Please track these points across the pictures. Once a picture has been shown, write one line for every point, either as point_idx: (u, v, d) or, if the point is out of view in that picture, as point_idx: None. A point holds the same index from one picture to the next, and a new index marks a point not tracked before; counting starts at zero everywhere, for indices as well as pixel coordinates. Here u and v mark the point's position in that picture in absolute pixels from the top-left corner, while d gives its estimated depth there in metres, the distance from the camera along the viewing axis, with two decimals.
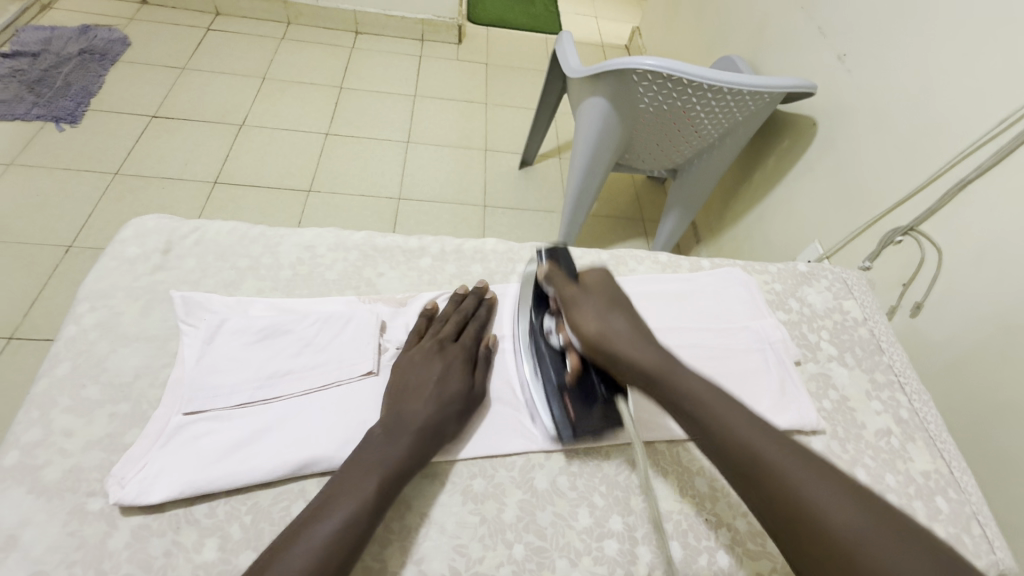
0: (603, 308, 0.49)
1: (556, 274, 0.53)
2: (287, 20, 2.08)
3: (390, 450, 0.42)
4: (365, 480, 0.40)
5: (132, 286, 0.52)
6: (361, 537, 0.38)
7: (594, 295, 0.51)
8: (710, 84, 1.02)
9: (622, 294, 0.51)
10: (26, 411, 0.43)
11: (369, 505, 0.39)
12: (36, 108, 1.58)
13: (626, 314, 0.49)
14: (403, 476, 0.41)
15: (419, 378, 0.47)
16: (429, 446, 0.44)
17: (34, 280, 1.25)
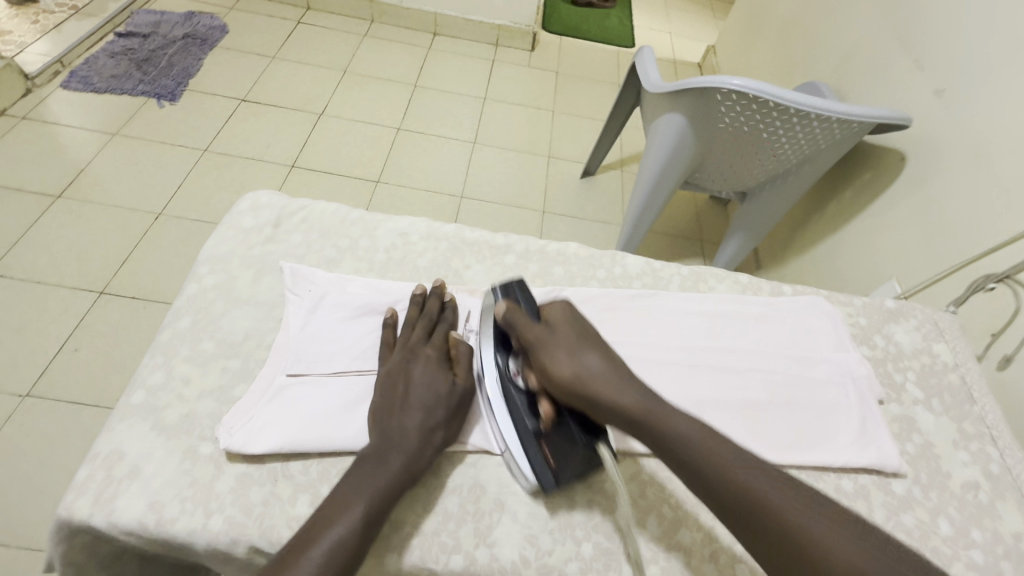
0: (567, 346, 0.45)
1: (519, 315, 0.47)
2: (371, 18, 2.17)
3: (378, 468, 0.41)
4: (353, 504, 0.39)
5: (245, 254, 0.56)
6: (350, 560, 0.37)
7: (562, 338, 0.46)
8: (795, 108, 1.00)
9: (590, 331, 0.48)
10: (152, 356, 0.48)
11: (357, 532, 0.38)
12: (141, 85, 1.72)
13: (598, 353, 0.45)
14: (393, 489, 0.41)
15: (402, 382, 0.46)
16: (422, 452, 0.43)
17: (126, 242, 1.36)
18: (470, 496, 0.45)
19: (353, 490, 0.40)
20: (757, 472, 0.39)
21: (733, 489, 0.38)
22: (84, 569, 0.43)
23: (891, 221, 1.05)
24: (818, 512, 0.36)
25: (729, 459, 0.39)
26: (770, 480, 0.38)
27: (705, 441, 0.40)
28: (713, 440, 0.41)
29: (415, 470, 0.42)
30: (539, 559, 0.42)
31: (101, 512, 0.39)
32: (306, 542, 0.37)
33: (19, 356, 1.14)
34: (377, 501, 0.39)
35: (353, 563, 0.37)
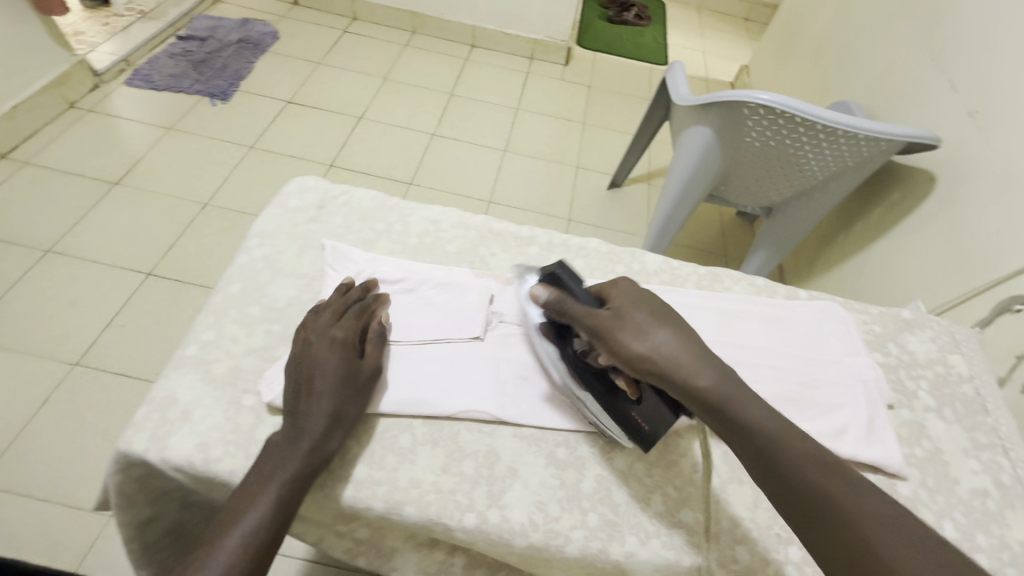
0: (622, 318, 0.46)
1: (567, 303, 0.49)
2: (412, 28, 2.27)
3: (289, 451, 0.43)
4: (265, 495, 0.40)
5: (291, 231, 0.61)
6: (272, 535, 0.40)
7: (616, 322, 0.46)
8: (823, 124, 1.01)
9: (661, 306, 0.48)
10: (205, 315, 0.53)
11: (278, 508, 0.40)
12: (197, 84, 1.84)
13: (670, 333, 0.45)
14: (304, 468, 0.42)
15: (309, 364, 0.47)
16: (331, 433, 0.45)
17: (174, 229, 1.45)
18: (484, 461, 0.48)
19: (264, 478, 0.41)
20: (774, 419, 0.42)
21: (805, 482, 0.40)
22: (134, 503, 0.48)
23: (920, 241, 1.05)
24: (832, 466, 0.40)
25: (752, 408, 0.42)
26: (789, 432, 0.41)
27: (726, 387, 0.43)
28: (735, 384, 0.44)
29: (325, 450, 0.44)
30: (546, 523, 0.45)
31: (156, 448, 0.44)
32: (224, 529, 0.39)
33: (71, 327, 1.22)
34: (289, 486, 0.41)
35: (274, 543, 0.40)
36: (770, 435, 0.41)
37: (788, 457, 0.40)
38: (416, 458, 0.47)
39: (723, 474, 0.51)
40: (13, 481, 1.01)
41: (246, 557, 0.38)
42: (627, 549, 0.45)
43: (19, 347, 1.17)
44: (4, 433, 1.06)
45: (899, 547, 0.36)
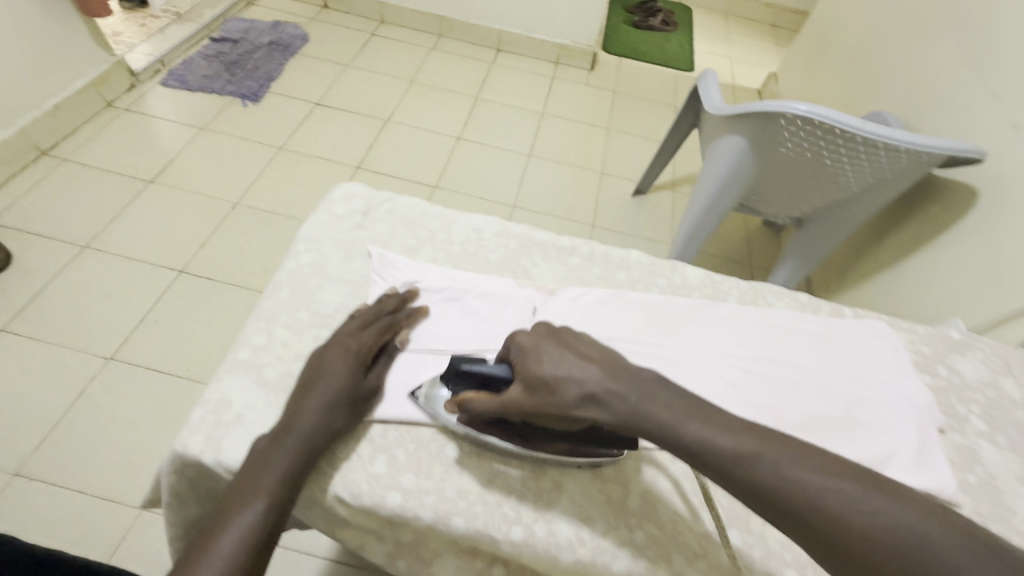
0: (538, 385, 0.43)
1: (478, 403, 0.45)
2: (439, 32, 2.28)
3: (279, 453, 0.43)
4: (256, 499, 0.41)
5: (337, 237, 0.62)
6: (263, 532, 0.40)
7: (538, 397, 0.42)
8: (862, 136, 1.00)
9: (557, 340, 0.45)
10: (256, 320, 0.54)
11: (269, 508, 0.41)
12: (229, 85, 1.87)
13: (585, 363, 0.43)
14: (295, 471, 0.43)
15: (319, 367, 0.48)
16: (318, 433, 0.45)
17: (206, 227, 1.48)
18: (530, 473, 0.48)
19: (255, 481, 0.41)
20: (717, 427, 0.39)
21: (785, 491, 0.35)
22: (185, 502, 0.49)
23: (959, 256, 1.02)
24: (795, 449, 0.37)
25: (690, 423, 0.39)
26: (739, 434, 0.38)
27: (657, 407, 0.40)
28: (666, 403, 0.40)
29: (314, 448, 0.44)
30: (592, 539, 0.45)
31: (211, 450, 0.45)
32: (217, 528, 0.40)
33: (106, 322, 1.25)
34: (282, 488, 0.42)
35: (266, 544, 0.41)
36: (722, 446, 0.37)
37: (754, 462, 0.36)
38: (462, 468, 0.48)
39: None
40: (51, 472, 1.04)
41: (239, 559, 0.39)
42: (675, 568, 0.45)
43: (57, 340, 1.20)
44: (41, 424, 1.09)
45: (890, 508, 0.34)
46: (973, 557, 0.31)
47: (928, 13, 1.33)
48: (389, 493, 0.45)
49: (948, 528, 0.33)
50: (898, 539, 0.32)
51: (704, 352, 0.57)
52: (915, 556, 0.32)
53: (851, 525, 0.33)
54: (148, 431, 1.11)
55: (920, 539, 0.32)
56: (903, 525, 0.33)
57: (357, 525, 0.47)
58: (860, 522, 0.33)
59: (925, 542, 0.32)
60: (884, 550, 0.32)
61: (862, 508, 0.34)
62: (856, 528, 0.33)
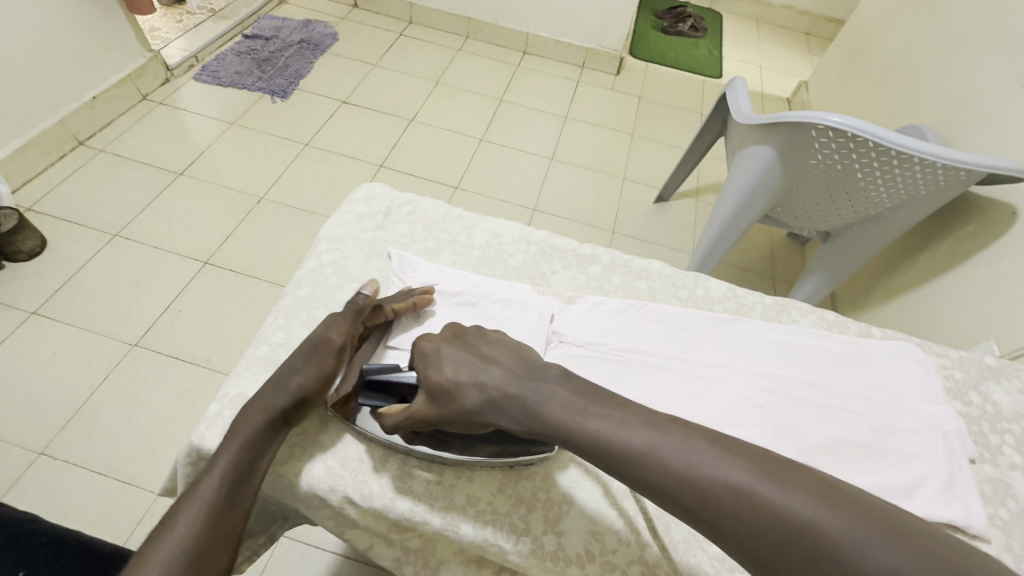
0: (439, 391, 0.44)
1: (390, 417, 0.45)
2: (466, 34, 2.29)
3: (239, 423, 0.43)
4: (216, 460, 0.41)
5: (358, 237, 0.63)
6: (230, 485, 0.40)
7: (443, 404, 0.43)
8: (898, 150, 0.96)
9: (462, 347, 0.46)
10: (276, 316, 0.55)
11: (236, 464, 0.41)
12: (260, 82, 1.91)
13: (483, 365, 0.44)
14: (257, 435, 0.43)
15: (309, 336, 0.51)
16: (279, 393, 0.45)
17: (232, 220, 1.50)
18: (541, 484, 0.48)
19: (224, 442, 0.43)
20: (618, 424, 0.39)
21: (687, 482, 0.35)
22: None
23: (997, 278, 0.98)
24: (692, 440, 0.37)
25: (589, 422, 0.40)
26: (636, 429, 0.38)
27: (555, 409, 0.41)
28: (564, 405, 0.41)
29: (274, 408, 0.44)
30: (602, 555, 0.45)
31: None
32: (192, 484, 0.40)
33: (132, 309, 1.28)
34: (244, 448, 0.42)
35: (233, 504, 0.40)
36: (620, 444, 0.38)
37: (649, 456, 0.37)
38: (473, 475, 0.47)
39: None
40: (74, 453, 1.07)
41: (201, 512, 0.39)
42: None
43: (85, 325, 1.24)
44: (67, 406, 1.12)
45: (787, 498, 0.33)
46: (859, 540, 0.31)
47: (971, 25, 1.28)
48: (399, 497, 0.45)
49: (836, 511, 0.32)
50: (785, 525, 0.33)
51: (724, 370, 0.56)
52: (797, 540, 0.32)
53: (738, 512, 0.34)
54: (168, 418, 1.14)
55: (805, 523, 0.32)
56: (788, 509, 0.33)
57: (366, 527, 0.47)
58: (746, 507, 0.34)
59: (809, 526, 0.32)
60: (778, 532, 0.33)
61: (750, 493, 0.34)
62: (744, 514, 0.33)
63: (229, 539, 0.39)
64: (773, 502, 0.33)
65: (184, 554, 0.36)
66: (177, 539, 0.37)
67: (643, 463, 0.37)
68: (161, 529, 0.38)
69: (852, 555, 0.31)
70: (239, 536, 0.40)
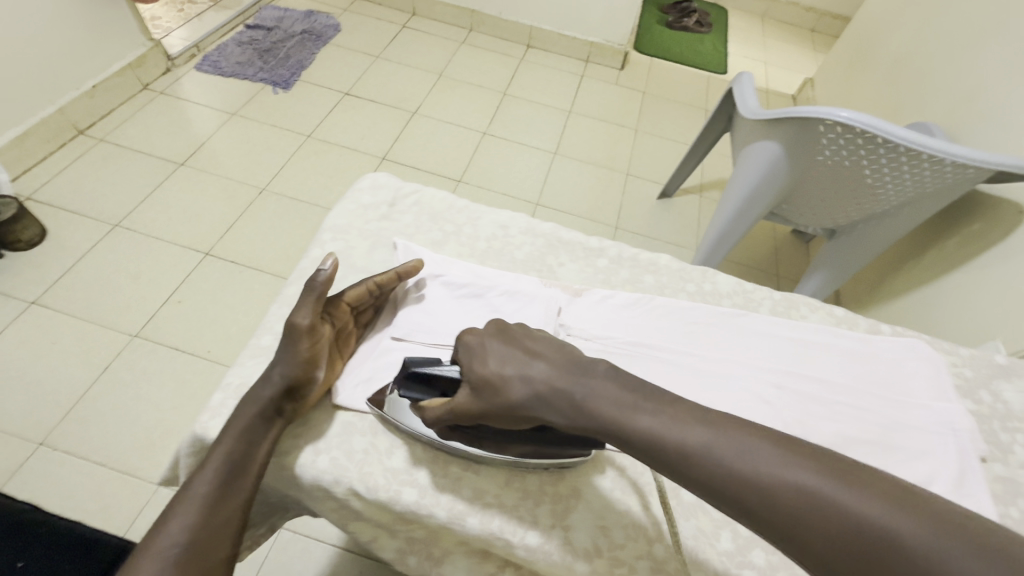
0: (482, 385, 0.43)
1: (431, 409, 0.45)
2: (469, 26, 2.27)
3: (233, 415, 0.43)
4: (211, 455, 0.41)
5: (363, 227, 0.62)
6: (226, 479, 0.40)
7: (484, 397, 0.43)
8: (908, 147, 0.95)
9: (507, 340, 0.46)
10: (280, 306, 0.54)
11: (231, 458, 0.41)
12: (261, 72, 1.89)
13: (530, 360, 0.44)
14: (249, 427, 0.43)
15: None
16: (266, 384, 0.45)
17: (232, 212, 1.49)
18: (549, 478, 0.47)
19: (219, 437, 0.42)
20: (668, 420, 0.38)
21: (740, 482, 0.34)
22: None
23: (1005, 276, 0.97)
24: (746, 437, 0.36)
25: (640, 417, 0.39)
26: (688, 425, 0.37)
27: (603, 404, 0.40)
28: (613, 401, 0.40)
29: (263, 400, 0.44)
30: (610, 550, 0.44)
31: None
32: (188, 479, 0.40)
33: (132, 300, 1.27)
34: (238, 441, 0.42)
35: (230, 497, 0.40)
36: (672, 440, 0.37)
37: (706, 454, 0.35)
38: (480, 468, 0.47)
39: None
40: (74, 444, 1.06)
41: (197, 508, 0.38)
42: None
43: (86, 315, 1.23)
44: (67, 396, 1.11)
45: (856, 500, 0.32)
46: (936, 546, 0.29)
47: (980, 22, 1.27)
48: (405, 489, 0.45)
49: (911, 518, 0.31)
50: (852, 528, 0.31)
51: (731, 365, 0.55)
52: (867, 544, 0.31)
53: (802, 517, 0.32)
54: (168, 409, 1.13)
55: (874, 529, 0.31)
56: (856, 511, 0.31)
57: (371, 519, 0.47)
58: (808, 508, 0.32)
59: (879, 529, 0.31)
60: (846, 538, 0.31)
61: (813, 494, 0.33)
62: (804, 515, 0.32)
63: (228, 530, 0.39)
64: (837, 503, 0.32)
65: (183, 546, 0.37)
66: (176, 535, 0.37)
67: (697, 461, 0.36)
68: (159, 526, 0.38)
69: (922, 559, 0.29)
70: (241, 525, 0.40)
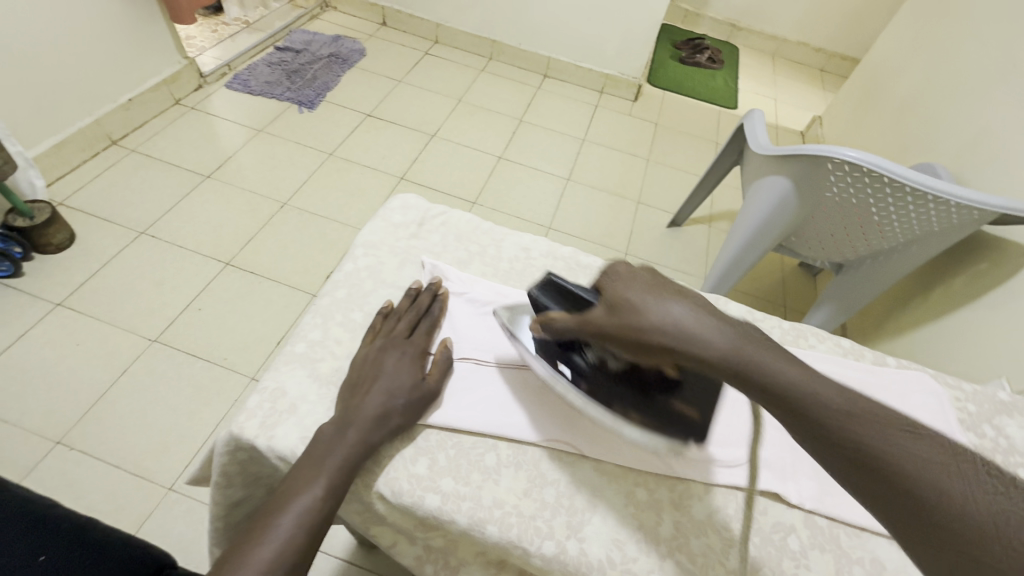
0: (619, 305, 0.43)
1: (560, 320, 0.47)
2: (489, 55, 2.36)
3: (334, 444, 0.44)
4: (311, 485, 0.42)
5: (394, 244, 0.65)
6: (323, 516, 0.42)
7: (617, 317, 0.43)
8: (913, 187, 0.98)
9: (660, 282, 0.44)
10: (314, 316, 0.57)
11: (332, 495, 0.42)
12: (288, 92, 1.97)
13: (681, 303, 0.42)
14: (350, 465, 0.44)
15: (375, 368, 0.50)
16: (376, 429, 0.46)
17: (254, 224, 1.54)
18: (566, 491, 0.49)
19: (314, 467, 0.43)
20: (845, 401, 0.36)
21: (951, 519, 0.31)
22: (231, 483, 0.51)
23: (1010, 316, 0.99)
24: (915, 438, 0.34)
25: (852, 415, 0.35)
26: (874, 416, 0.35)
27: (777, 365, 0.38)
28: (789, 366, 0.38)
29: (372, 444, 0.46)
30: (623, 563, 0.45)
31: (264, 436, 0.47)
32: (276, 508, 0.41)
33: (154, 306, 1.31)
34: (336, 478, 0.43)
35: (316, 533, 0.41)
36: (847, 421, 0.35)
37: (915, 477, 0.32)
38: (499, 478, 0.49)
39: (805, 539, 0.49)
40: (90, 444, 1.08)
41: (295, 538, 0.40)
42: None
43: (109, 319, 1.27)
44: (87, 397, 1.14)
45: None
46: None
47: (984, 72, 1.32)
48: (428, 495, 0.46)
49: None
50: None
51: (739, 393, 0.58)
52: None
53: None
54: (184, 414, 1.15)
55: None
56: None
57: (392, 523, 0.49)
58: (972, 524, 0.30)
59: None
60: None
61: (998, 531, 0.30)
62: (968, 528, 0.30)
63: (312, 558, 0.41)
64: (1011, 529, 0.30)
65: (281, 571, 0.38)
66: (267, 564, 0.38)
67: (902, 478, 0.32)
68: (250, 553, 0.38)
69: None
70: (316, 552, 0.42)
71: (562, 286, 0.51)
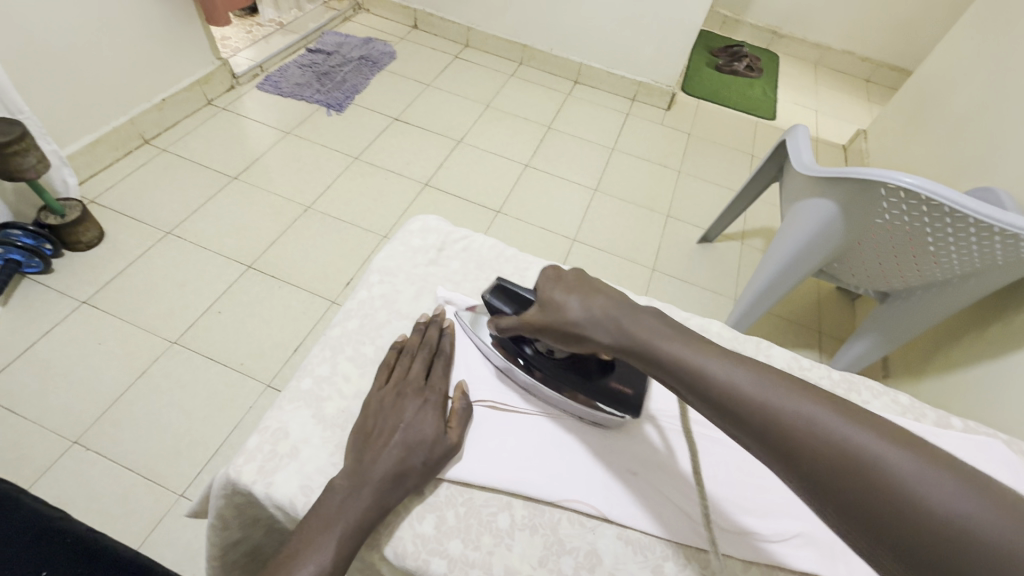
0: (547, 304, 0.47)
1: (504, 322, 0.51)
2: (519, 60, 2.32)
3: (345, 507, 0.40)
4: (316, 554, 0.38)
5: (411, 271, 0.62)
6: None
7: (545, 314, 0.47)
8: (975, 218, 0.90)
9: (581, 277, 0.48)
10: (323, 348, 0.54)
11: (339, 566, 0.39)
12: (318, 94, 1.97)
13: (596, 295, 0.45)
14: (358, 531, 0.40)
15: (392, 417, 0.46)
16: (391, 490, 0.42)
17: (278, 227, 1.53)
18: (584, 562, 0.44)
19: (319, 532, 0.39)
20: (730, 366, 0.38)
21: (828, 454, 0.32)
22: (227, 526, 0.48)
23: None
24: (823, 406, 0.34)
25: (736, 376, 0.37)
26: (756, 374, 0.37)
27: (667, 344, 0.40)
28: (677, 342, 0.40)
29: (384, 507, 0.42)
30: None
31: (262, 482, 0.44)
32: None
33: (176, 307, 1.31)
34: (341, 547, 0.39)
35: None
36: (732, 383, 0.37)
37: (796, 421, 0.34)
38: (513, 543, 0.44)
39: None
40: (105, 446, 1.08)
41: None
42: None
43: (131, 319, 1.27)
44: (105, 398, 1.14)
45: (957, 495, 0.29)
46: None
47: None
48: (434, 559, 0.43)
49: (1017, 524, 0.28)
50: (941, 525, 0.29)
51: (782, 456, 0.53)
52: (922, 521, 0.29)
53: (890, 503, 0.30)
54: (198, 420, 1.14)
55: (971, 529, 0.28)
56: (913, 482, 0.30)
57: None
58: (875, 484, 0.31)
59: (936, 499, 0.29)
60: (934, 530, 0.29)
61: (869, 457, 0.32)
62: (874, 492, 0.31)
63: None
64: (931, 499, 0.29)
65: None
66: None
67: (784, 425, 0.34)
68: None
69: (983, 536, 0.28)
70: None
71: (508, 289, 0.52)
